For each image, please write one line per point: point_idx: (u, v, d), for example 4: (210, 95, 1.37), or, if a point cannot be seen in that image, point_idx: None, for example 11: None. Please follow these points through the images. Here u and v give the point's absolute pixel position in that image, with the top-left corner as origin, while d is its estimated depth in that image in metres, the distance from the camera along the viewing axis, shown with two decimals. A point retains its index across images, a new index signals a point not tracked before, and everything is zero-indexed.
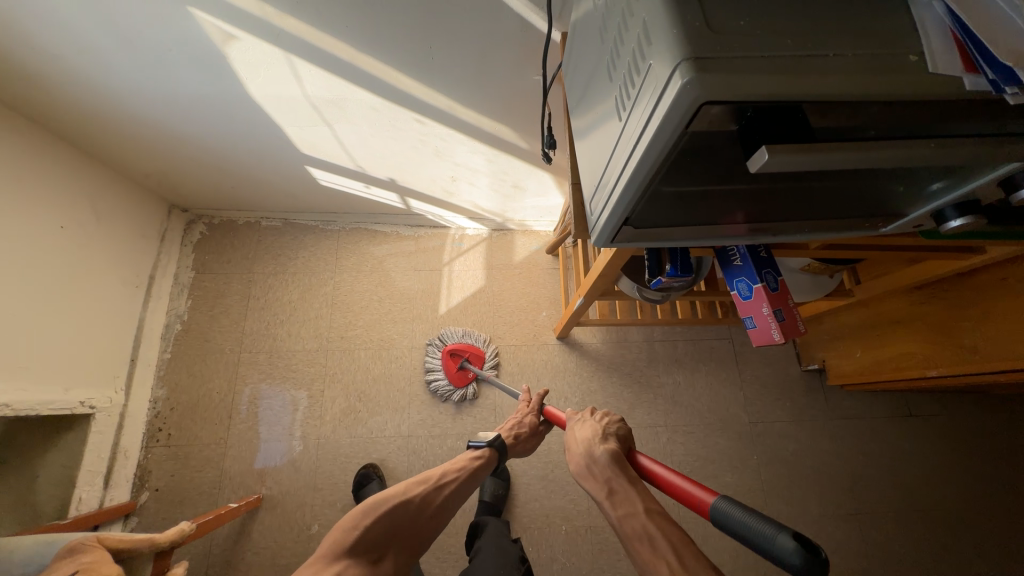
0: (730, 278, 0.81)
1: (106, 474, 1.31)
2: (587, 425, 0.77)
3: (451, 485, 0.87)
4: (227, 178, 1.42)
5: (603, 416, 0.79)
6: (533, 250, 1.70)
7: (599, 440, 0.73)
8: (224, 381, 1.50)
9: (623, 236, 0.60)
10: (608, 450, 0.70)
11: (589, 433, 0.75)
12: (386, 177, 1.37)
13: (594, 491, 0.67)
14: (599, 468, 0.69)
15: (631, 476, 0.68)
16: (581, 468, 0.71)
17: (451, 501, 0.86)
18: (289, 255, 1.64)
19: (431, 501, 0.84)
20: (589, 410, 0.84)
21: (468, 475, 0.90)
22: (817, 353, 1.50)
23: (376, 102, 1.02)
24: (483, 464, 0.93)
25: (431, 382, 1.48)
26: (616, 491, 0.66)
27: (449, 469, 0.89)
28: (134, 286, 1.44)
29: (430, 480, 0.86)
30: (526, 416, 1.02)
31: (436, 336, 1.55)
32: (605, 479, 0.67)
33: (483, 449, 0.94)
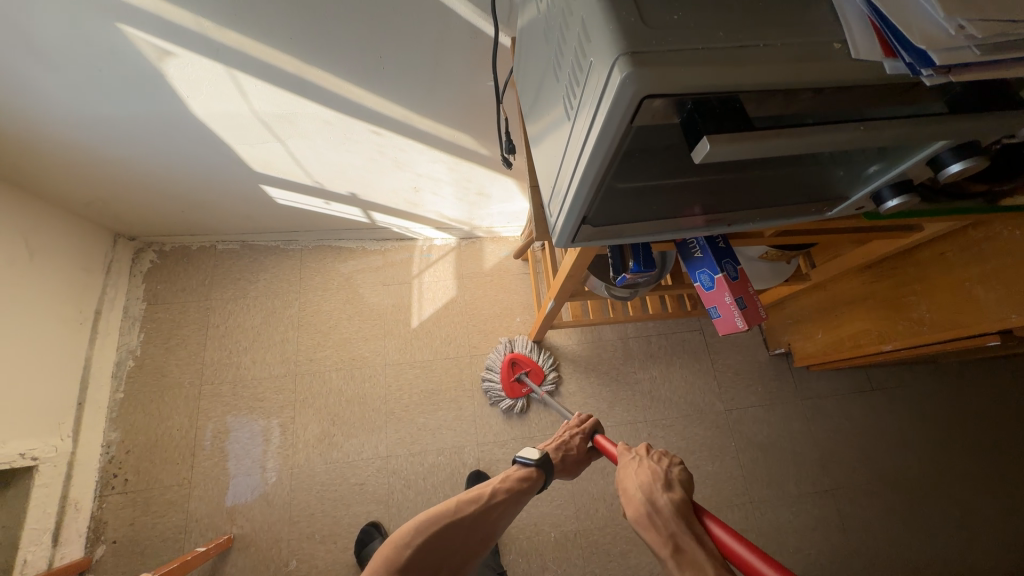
0: (693, 270, 0.82)
1: (56, 531, 1.21)
2: (643, 468, 0.75)
3: (500, 505, 0.84)
4: (177, 203, 1.36)
5: (664, 460, 0.77)
6: (503, 256, 1.69)
7: (663, 489, 0.70)
8: (184, 417, 1.41)
9: (583, 236, 0.60)
10: (671, 502, 0.68)
11: (648, 479, 0.72)
12: (346, 192, 1.34)
13: (656, 546, 0.64)
14: (662, 520, 0.66)
15: (697, 533, 0.64)
16: (641, 519, 0.68)
17: (498, 522, 0.84)
18: (249, 279, 1.57)
19: (480, 522, 0.81)
20: (644, 448, 0.81)
21: (516, 495, 0.87)
22: (782, 337, 1.56)
23: (330, 116, 1.00)
24: (530, 483, 0.89)
25: (487, 381, 1.48)
26: (682, 549, 0.62)
27: (499, 487, 0.86)
28: (79, 323, 1.34)
29: (479, 499, 0.83)
30: (575, 436, 0.96)
31: (504, 339, 1.55)
32: (668, 533, 0.64)
33: (529, 467, 0.89)
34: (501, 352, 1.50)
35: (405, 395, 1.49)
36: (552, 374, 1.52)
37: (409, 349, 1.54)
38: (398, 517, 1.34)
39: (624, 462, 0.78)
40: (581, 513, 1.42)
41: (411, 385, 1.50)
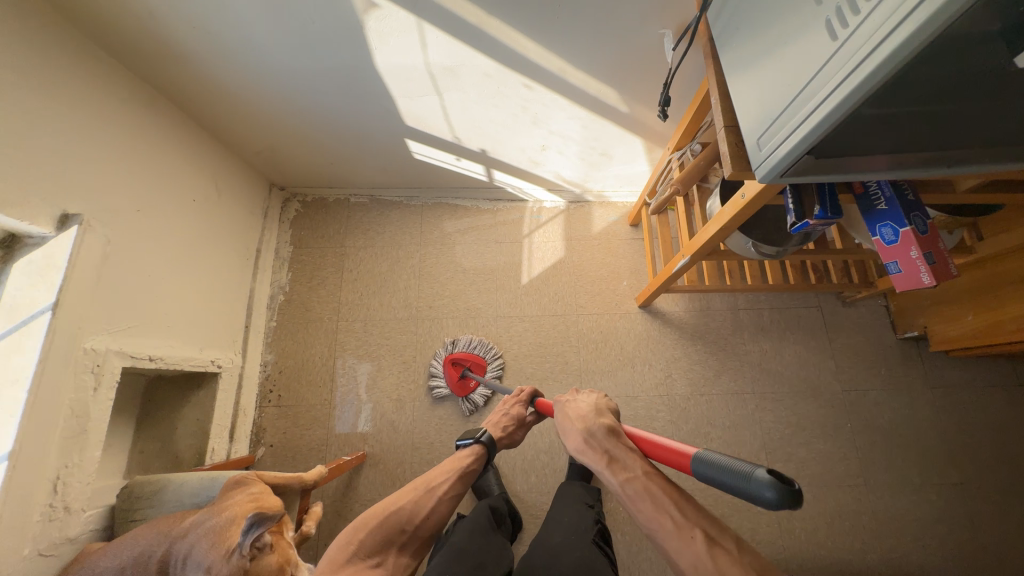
0: (871, 223, 0.80)
1: (231, 429, 1.44)
2: (579, 407, 0.83)
3: (443, 487, 0.83)
4: (327, 155, 1.51)
5: (595, 398, 0.85)
6: (611, 221, 1.71)
7: (595, 417, 0.79)
8: (325, 348, 1.60)
9: (798, 169, 0.60)
10: (603, 425, 0.76)
11: (583, 413, 0.81)
12: (478, 148, 1.42)
13: (595, 463, 0.72)
14: (597, 441, 0.74)
15: (627, 445, 0.73)
16: (579, 445, 0.76)
17: (445, 501, 0.83)
18: (377, 230, 1.72)
19: (423, 505, 0.80)
20: (576, 392, 0.90)
21: (462, 474, 0.87)
22: (917, 320, 1.46)
23: (491, 68, 1.06)
24: (476, 459, 0.90)
25: (434, 390, 1.51)
26: (615, 458, 0.71)
27: (440, 469, 0.86)
28: (246, 258, 1.55)
29: (421, 485, 0.82)
30: (513, 408, 1.03)
31: (448, 340, 1.58)
32: (603, 450, 0.72)
33: (472, 445, 0.92)
34: (442, 355, 1.54)
35: (514, 346, 1.58)
36: (496, 364, 1.52)
37: (519, 304, 1.62)
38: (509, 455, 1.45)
39: (559, 407, 0.86)
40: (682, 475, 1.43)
41: (520, 338, 1.58)
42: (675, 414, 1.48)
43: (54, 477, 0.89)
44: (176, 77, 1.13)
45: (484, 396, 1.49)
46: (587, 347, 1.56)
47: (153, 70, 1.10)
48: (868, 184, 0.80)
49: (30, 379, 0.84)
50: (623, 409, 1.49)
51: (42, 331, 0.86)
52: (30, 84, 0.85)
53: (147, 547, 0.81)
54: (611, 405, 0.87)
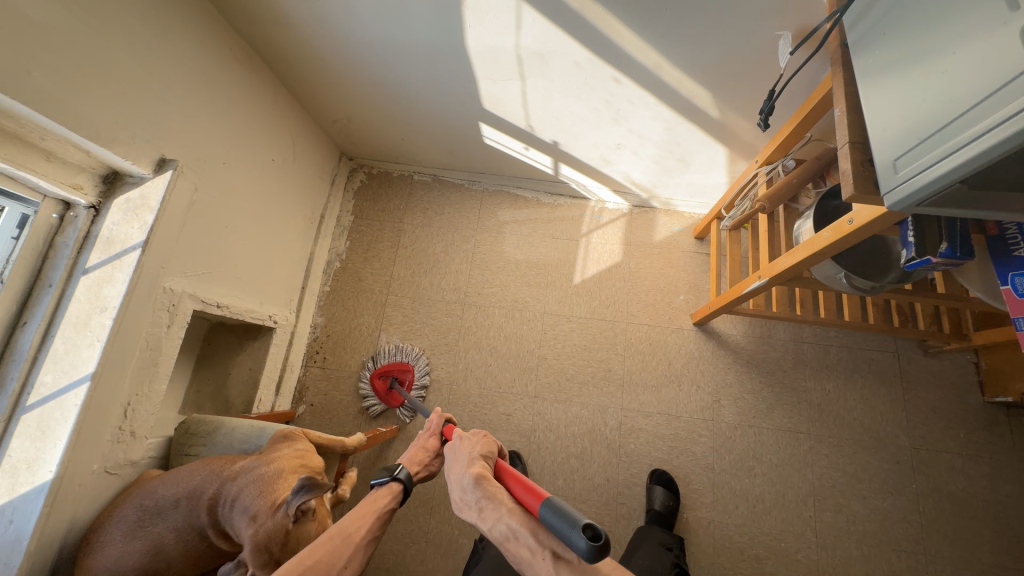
0: (1003, 271, 0.70)
1: (277, 383, 1.50)
2: (458, 458, 0.78)
3: (360, 532, 0.75)
4: (399, 130, 1.52)
5: (476, 442, 0.81)
6: (675, 231, 1.64)
7: (467, 465, 0.75)
8: (372, 319, 1.63)
9: (938, 201, 0.53)
10: (472, 475, 0.71)
11: (461, 462, 0.76)
12: (550, 139, 1.38)
13: (469, 517, 0.69)
14: (467, 494, 0.71)
15: (495, 486, 0.70)
16: (456, 498, 0.72)
17: (361, 547, 0.74)
18: (436, 210, 1.73)
19: (339, 555, 0.70)
20: (464, 434, 0.85)
21: (380, 514, 0.79)
22: (1012, 385, 1.29)
23: (582, 57, 1.02)
24: (394, 496, 0.83)
25: (369, 408, 1.49)
26: (485, 505, 0.68)
27: (356, 514, 0.76)
28: (311, 222, 1.60)
29: (333, 538, 0.71)
30: (430, 441, 0.96)
31: (372, 356, 1.57)
32: (473, 502, 0.69)
33: (391, 484, 0.83)
34: (369, 372, 1.52)
35: (557, 345, 1.54)
36: (423, 369, 1.52)
37: (568, 304, 1.58)
38: (538, 453, 1.43)
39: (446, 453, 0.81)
40: (719, 506, 1.34)
41: (565, 338, 1.55)
42: (719, 441, 1.40)
43: (126, 403, 0.96)
44: (275, 41, 1.16)
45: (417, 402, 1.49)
46: (633, 357, 1.51)
47: (255, 31, 1.14)
48: (1004, 226, 0.70)
49: (117, 309, 0.89)
50: (663, 427, 1.43)
51: (131, 266, 0.91)
52: (149, 33, 0.90)
53: (202, 482, 0.86)
54: (492, 440, 0.84)
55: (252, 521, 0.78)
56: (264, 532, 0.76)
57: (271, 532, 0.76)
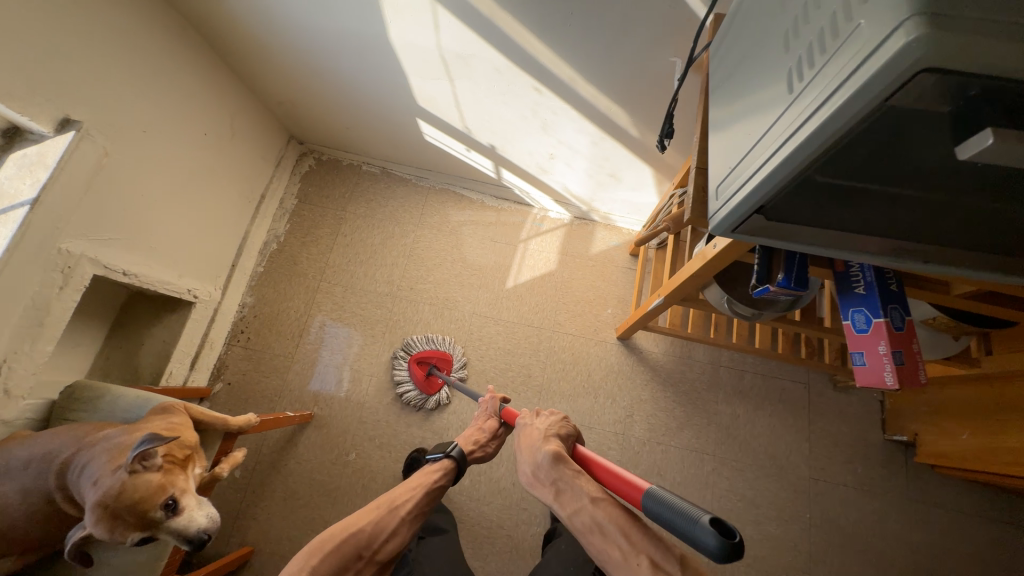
0: (845, 306, 0.73)
1: (194, 358, 1.48)
2: (532, 436, 0.82)
3: (407, 506, 0.82)
4: (343, 119, 1.53)
5: (550, 422, 0.85)
6: (611, 245, 1.66)
7: (542, 444, 0.79)
8: (301, 303, 1.62)
9: (747, 228, 0.55)
10: (549, 454, 0.75)
11: (533, 441, 0.81)
12: (487, 143, 1.40)
13: (544, 496, 0.73)
14: (544, 473, 0.74)
15: (573, 470, 0.73)
16: (529, 476, 0.77)
17: (408, 520, 0.81)
18: (380, 202, 1.74)
19: (387, 524, 0.78)
20: (539, 413, 0.90)
21: (428, 490, 0.87)
22: (909, 425, 1.33)
23: (503, 64, 1.04)
24: (445, 474, 0.90)
25: (402, 394, 1.47)
26: (561, 490, 0.71)
27: (405, 487, 0.85)
28: (248, 201, 1.60)
29: (383, 506, 0.80)
30: (486, 422, 1.03)
31: (402, 347, 1.54)
32: (551, 483, 0.73)
33: (442, 460, 0.92)
34: (406, 357, 1.50)
35: (482, 346, 1.55)
36: (460, 359, 1.51)
37: (498, 306, 1.60)
38: None
39: (518, 430, 0.86)
40: None
41: (490, 340, 1.56)
42: (626, 455, 1.42)
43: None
44: (210, 16, 1.17)
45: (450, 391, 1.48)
46: (553, 365, 1.52)
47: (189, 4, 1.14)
48: (849, 265, 0.73)
49: None
50: None
51: (15, 222, 0.91)
52: None
53: (59, 446, 0.84)
54: (568, 422, 0.87)
55: (93, 486, 0.77)
56: (103, 486, 0.76)
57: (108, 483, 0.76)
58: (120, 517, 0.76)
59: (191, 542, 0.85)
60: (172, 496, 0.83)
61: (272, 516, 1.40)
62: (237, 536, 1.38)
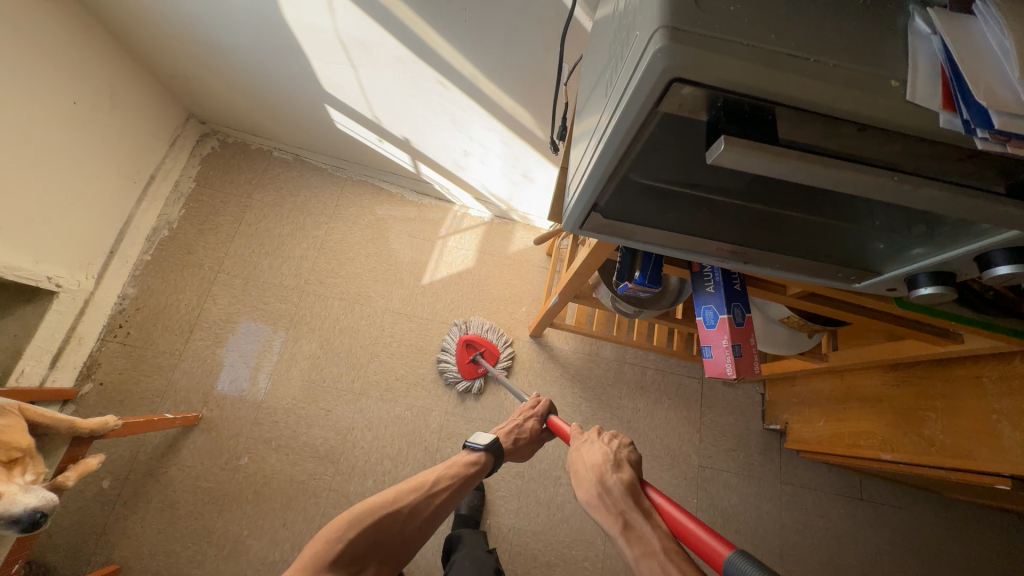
0: (699, 304, 0.80)
1: (56, 356, 1.31)
2: (597, 453, 0.81)
3: (444, 494, 0.88)
4: (247, 100, 1.44)
5: (615, 446, 0.83)
6: (528, 245, 1.70)
7: (611, 468, 0.77)
8: (194, 296, 1.50)
9: (593, 224, 0.58)
10: (621, 482, 0.74)
11: (599, 463, 0.79)
12: (400, 135, 1.37)
13: (607, 524, 0.70)
14: (612, 499, 0.73)
15: (644, 508, 0.71)
16: (593, 498, 0.74)
17: (443, 509, 0.88)
18: (291, 190, 1.65)
19: (422, 510, 0.84)
20: (599, 433, 0.88)
21: (464, 480, 0.92)
22: (781, 414, 1.48)
23: (404, 55, 1.02)
24: (477, 467, 0.95)
25: (441, 364, 1.46)
26: (630, 524, 0.68)
27: (445, 475, 0.91)
28: (133, 181, 1.45)
29: (422, 489, 0.86)
30: (526, 420, 1.06)
31: (460, 321, 1.54)
32: (618, 511, 0.70)
33: (480, 452, 0.96)
34: (456, 333, 1.50)
35: (394, 344, 1.52)
36: (507, 359, 1.51)
37: (412, 303, 1.57)
38: (350, 451, 1.39)
39: (579, 449, 0.85)
40: (521, 512, 1.41)
41: (403, 337, 1.53)
42: None
43: None
44: None
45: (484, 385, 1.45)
46: None
47: None
48: (703, 265, 0.80)
49: None
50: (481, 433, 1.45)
51: None
52: None
53: None
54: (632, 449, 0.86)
55: None
56: None
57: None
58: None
59: (22, 522, 0.76)
60: None
61: (146, 529, 1.28)
62: (102, 553, 1.24)
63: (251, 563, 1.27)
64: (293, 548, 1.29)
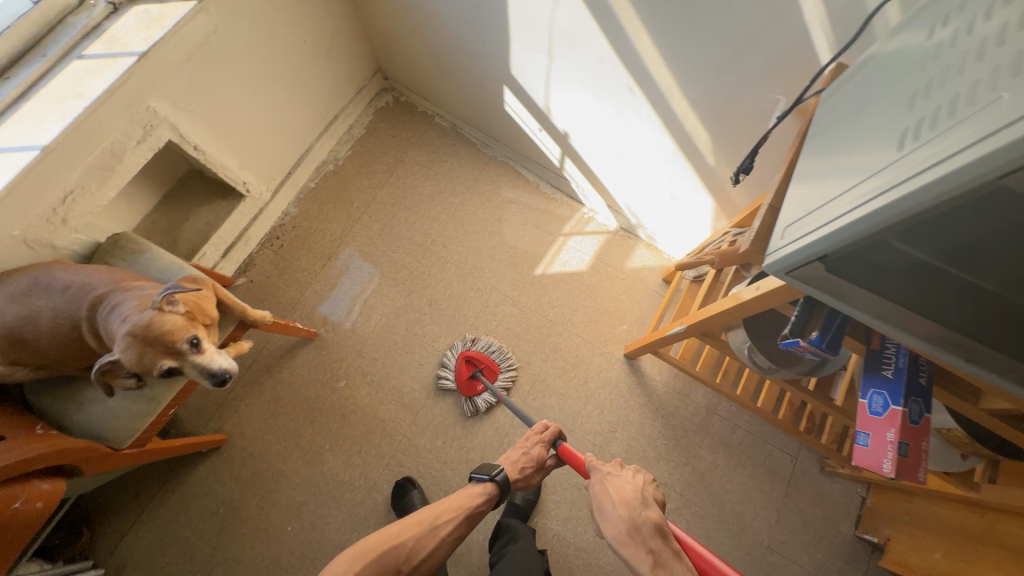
0: (866, 385, 0.72)
1: (228, 248, 1.55)
2: (628, 490, 0.82)
3: (449, 527, 0.91)
4: (433, 67, 1.57)
5: (642, 482, 0.85)
6: (646, 266, 1.65)
7: (642, 505, 0.80)
8: (339, 228, 1.67)
9: (805, 273, 0.55)
10: (653, 523, 0.77)
11: (628, 498, 0.81)
12: (562, 129, 1.41)
13: (638, 561, 0.73)
14: (641, 537, 0.76)
15: (673, 550, 0.75)
16: (622, 534, 0.76)
17: (448, 540, 0.90)
18: (441, 156, 1.77)
19: (426, 543, 0.87)
20: (621, 465, 0.89)
21: (470, 512, 0.94)
22: (882, 528, 1.30)
23: (606, 55, 1.05)
24: (485, 499, 0.96)
25: (441, 380, 1.47)
26: (660, 563, 0.72)
27: (450, 505, 0.93)
28: (321, 118, 1.66)
29: (426, 523, 0.89)
30: (535, 449, 1.04)
31: (464, 338, 1.55)
32: (649, 550, 0.74)
33: (486, 482, 0.97)
34: (457, 349, 1.51)
35: (494, 322, 1.57)
36: (507, 375, 1.50)
37: (520, 289, 1.62)
38: (430, 407, 1.48)
39: (603, 479, 0.85)
40: (569, 523, 1.40)
41: (503, 319, 1.58)
42: None
43: (66, 191, 1.02)
44: None
45: (485, 403, 1.45)
46: (556, 362, 1.53)
47: None
48: (886, 344, 0.72)
49: (92, 100, 0.95)
50: None
51: (120, 68, 0.98)
52: None
53: (97, 281, 0.91)
54: (652, 485, 0.87)
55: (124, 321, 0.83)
56: (133, 319, 0.83)
57: (129, 313, 0.84)
58: (150, 345, 0.85)
59: (215, 377, 0.92)
60: (195, 335, 0.90)
61: (253, 414, 1.47)
62: (216, 421, 1.45)
63: (325, 474, 1.41)
64: (360, 476, 1.41)
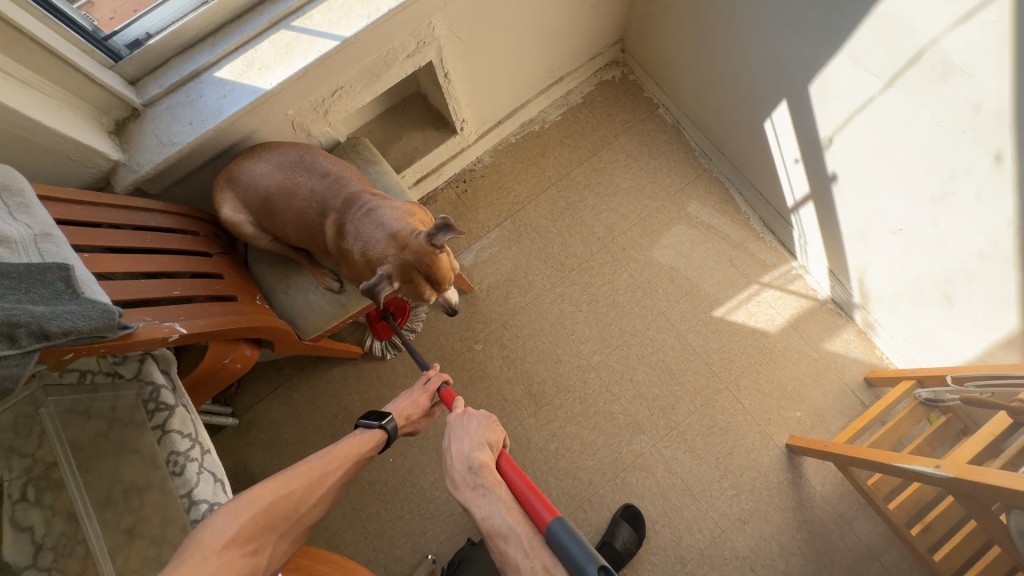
0: None
1: (421, 176, 1.55)
2: (462, 440, 0.76)
3: (334, 475, 0.81)
4: (694, 53, 1.38)
5: (480, 427, 0.78)
6: (850, 355, 1.37)
7: (475, 448, 0.74)
8: (524, 192, 1.60)
9: None
10: (475, 460, 0.71)
11: (466, 446, 0.75)
12: (831, 171, 1.17)
13: (463, 497, 0.67)
14: (466, 476, 0.70)
15: (494, 479, 0.68)
16: (455, 475, 0.71)
17: (335, 485, 0.81)
18: (651, 152, 1.60)
19: (313, 491, 0.77)
20: (467, 415, 0.82)
21: (356, 461, 0.84)
22: None
23: (992, 108, 0.81)
24: (374, 446, 0.87)
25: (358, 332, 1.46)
26: (479, 492, 0.66)
27: (328, 455, 0.82)
28: (549, 75, 1.57)
29: (312, 473, 0.79)
30: (421, 398, 0.97)
31: None
32: (471, 484, 0.68)
33: (374, 429, 0.89)
34: None
35: (648, 349, 1.42)
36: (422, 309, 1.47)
37: (689, 324, 1.43)
38: (553, 406, 1.39)
39: (448, 435, 0.78)
40: None
41: (660, 349, 1.42)
42: (710, 551, 1.25)
43: (337, 86, 1.03)
44: None
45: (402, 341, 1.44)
46: (704, 419, 1.35)
47: None
48: None
49: (397, 4, 0.93)
50: (672, 492, 1.30)
51: None
52: None
53: (352, 184, 0.94)
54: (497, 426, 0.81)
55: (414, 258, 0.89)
56: (426, 261, 0.90)
57: (420, 253, 0.89)
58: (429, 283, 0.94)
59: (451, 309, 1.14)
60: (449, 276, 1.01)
61: None
62: (358, 334, 1.51)
63: None
64: None
